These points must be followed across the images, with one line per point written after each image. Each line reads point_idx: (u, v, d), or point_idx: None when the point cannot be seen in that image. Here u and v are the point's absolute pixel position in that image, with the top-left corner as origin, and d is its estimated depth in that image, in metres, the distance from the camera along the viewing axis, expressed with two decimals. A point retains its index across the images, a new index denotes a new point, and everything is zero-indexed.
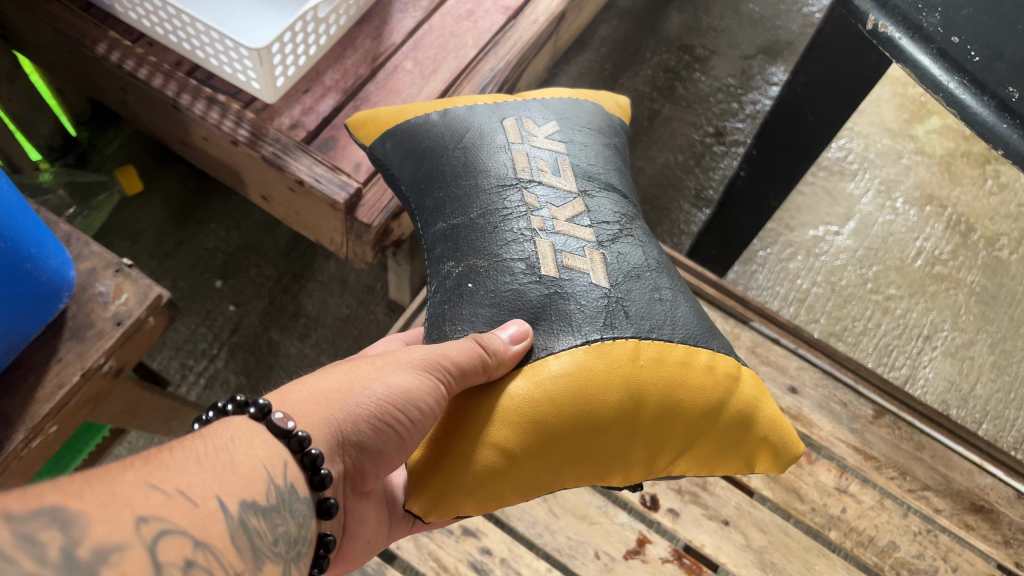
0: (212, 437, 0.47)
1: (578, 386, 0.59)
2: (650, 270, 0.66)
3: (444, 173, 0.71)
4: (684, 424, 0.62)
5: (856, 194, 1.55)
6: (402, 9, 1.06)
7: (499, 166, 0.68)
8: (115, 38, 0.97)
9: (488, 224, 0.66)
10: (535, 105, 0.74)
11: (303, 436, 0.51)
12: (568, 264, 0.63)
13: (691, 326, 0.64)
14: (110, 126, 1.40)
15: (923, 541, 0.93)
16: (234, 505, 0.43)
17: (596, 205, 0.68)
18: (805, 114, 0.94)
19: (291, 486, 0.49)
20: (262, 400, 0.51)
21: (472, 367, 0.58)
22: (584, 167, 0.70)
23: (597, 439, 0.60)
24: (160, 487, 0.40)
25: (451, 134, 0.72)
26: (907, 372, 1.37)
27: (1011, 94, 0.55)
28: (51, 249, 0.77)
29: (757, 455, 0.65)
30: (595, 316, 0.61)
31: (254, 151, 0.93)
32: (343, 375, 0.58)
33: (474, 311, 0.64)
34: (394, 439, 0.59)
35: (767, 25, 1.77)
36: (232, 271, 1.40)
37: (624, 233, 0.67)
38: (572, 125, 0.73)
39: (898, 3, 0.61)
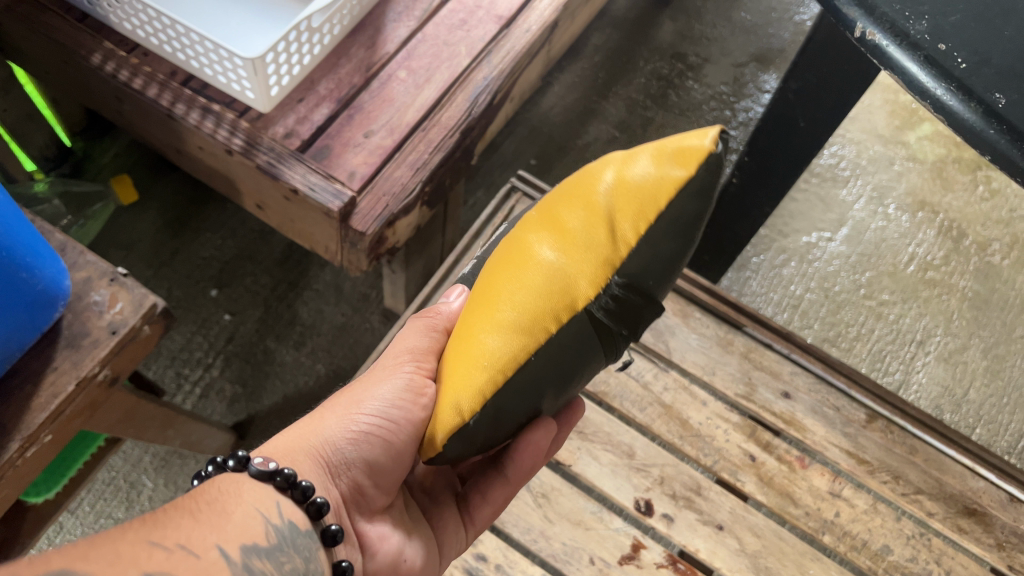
0: (202, 495, 0.51)
1: (495, 269, 0.65)
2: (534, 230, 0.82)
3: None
4: (589, 206, 0.63)
5: (848, 201, 1.55)
6: (396, 18, 1.06)
7: None
8: (109, 48, 0.98)
9: None
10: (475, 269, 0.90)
11: (285, 471, 0.55)
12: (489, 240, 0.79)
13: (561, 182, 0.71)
14: (105, 135, 1.40)
15: (916, 544, 0.94)
16: (235, 552, 0.47)
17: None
18: (797, 120, 0.95)
19: (291, 524, 0.53)
20: (238, 453, 0.56)
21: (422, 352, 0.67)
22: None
23: (532, 274, 0.61)
24: (160, 544, 0.44)
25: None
26: (900, 378, 1.38)
27: (999, 100, 0.57)
28: (47, 258, 0.77)
29: (677, 166, 0.62)
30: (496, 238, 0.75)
31: (248, 160, 0.94)
32: (322, 413, 0.65)
33: None
34: (377, 446, 0.63)
35: (758, 33, 1.78)
36: (228, 280, 1.40)
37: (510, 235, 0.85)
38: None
39: (886, 11, 0.61)
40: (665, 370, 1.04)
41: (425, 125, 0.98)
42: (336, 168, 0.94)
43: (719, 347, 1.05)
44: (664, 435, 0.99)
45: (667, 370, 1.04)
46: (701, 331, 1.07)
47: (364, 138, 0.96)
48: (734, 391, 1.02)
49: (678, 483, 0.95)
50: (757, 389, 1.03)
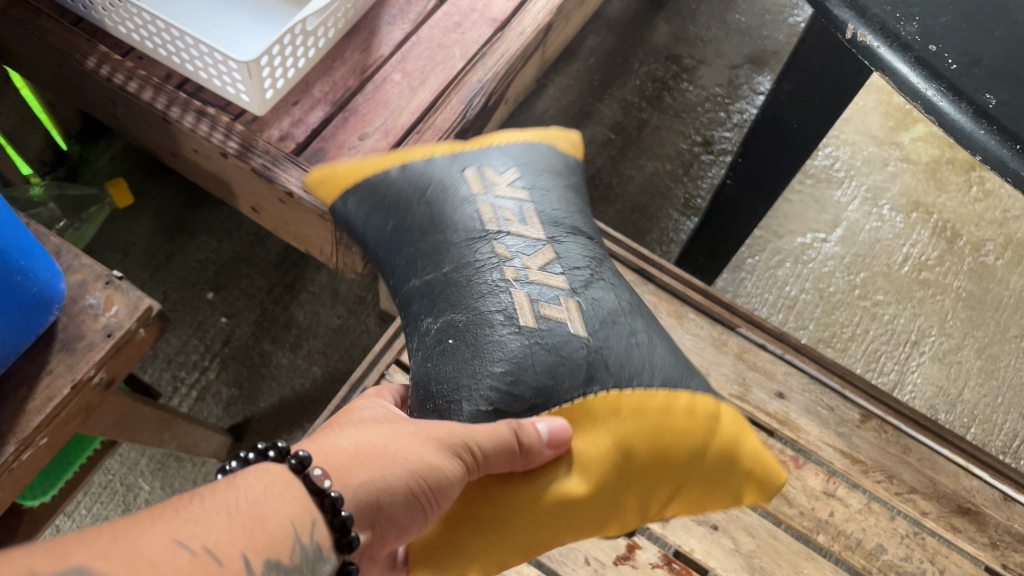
0: (240, 487, 0.44)
1: (596, 420, 0.65)
2: (640, 315, 0.71)
3: (406, 222, 0.73)
4: (700, 451, 0.68)
5: (843, 202, 1.56)
6: (391, 21, 1.07)
7: (465, 219, 0.71)
8: (104, 52, 0.98)
9: (463, 278, 0.68)
10: (494, 152, 0.77)
11: (335, 495, 0.46)
12: (557, 315, 0.66)
13: (668, 369, 0.68)
14: (101, 139, 1.41)
15: (910, 544, 0.94)
16: (258, 567, 0.41)
17: (578, 252, 0.72)
18: (790, 122, 0.95)
19: (318, 549, 0.45)
20: (303, 452, 0.47)
21: (503, 450, 0.59)
22: (552, 204, 0.74)
23: (617, 474, 0.67)
24: (186, 544, 0.38)
25: (420, 183, 0.75)
26: (895, 378, 1.39)
27: (989, 101, 0.57)
28: (41, 261, 0.78)
29: (764, 481, 0.71)
30: (575, 372, 0.65)
31: (243, 163, 0.94)
32: (379, 438, 0.54)
33: (459, 365, 0.65)
34: (417, 516, 0.54)
35: (753, 34, 1.78)
36: (224, 282, 1.40)
37: (597, 265, 0.72)
38: (531, 174, 0.76)
39: (876, 12, 0.62)
40: None
41: (420, 128, 0.98)
42: None
43: (713, 348, 1.06)
44: None
45: None
46: (696, 331, 1.07)
47: (359, 141, 0.97)
48: (728, 392, 1.03)
49: None
50: (751, 389, 1.03)
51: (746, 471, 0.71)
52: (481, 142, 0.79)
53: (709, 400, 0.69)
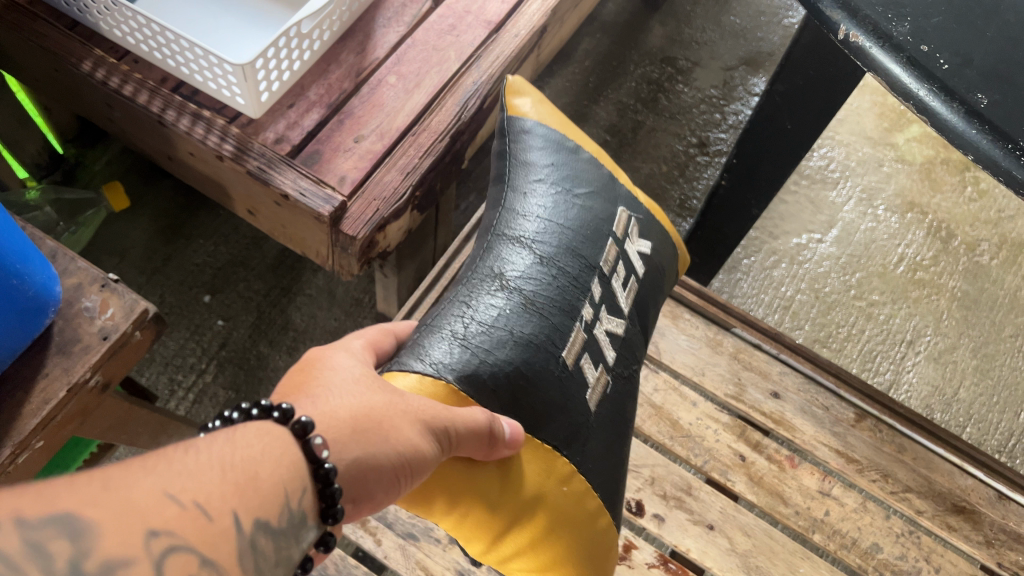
0: (240, 437, 0.42)
1: (552, 473, 0.69)
2: (624, 421, 0.80)
3: (553, 185, 0.79)
4: (584, 557, 0.73)
5: (838, 203, 1.56)
6: (386, 24, 1.07)
7: (599, 243, 0.78)
8: (100, 56, 0.98)
9: (561, 274, 0.74)
10: (641, 217, 0.86)
11: (332, 466, 0.45)
12: (586, 373, 0.73)
13: (607, 484, 0.76)
14: (98, 143, 1.41)
15: (905, 542, 0.95)
16: (249, 524, 0.39)
17: (631, 348, 0.81)
18: (784, 123, 0.96)
19: (302, 519, 0.43)
20: (306, 418, 0.45)
21: (477, 437, 0.60)
22: (644, 295, 0.83)
23: (529, 518, 0.69)
24: (176, 497, 0.37)
25: (587, 179, 0.82)
26: (891, 378, 1.39)
27: (981, 100, 0.58)
28: (37, 264, 0.78)
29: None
30: (567, 428, 0.71)
31: (239, 165, 0.94)
32: (372, 407, 0.52)
33: (510, 333, 0.69)
34: (389, 496, 0.52)
35: (747, 37, 1.79)
36: (221, 285, 1.40)
37: (632, 363, 0.81)
38: (654, 266, 0.85)
39: (868, 14, 0.62)
40: (655, 371, 1.04)
41: (415, 130, 0.99)
42: (326, 173, 0.94)
43: (708, 348, 1.06)
44: (654, 436, 1.00)
45: (657, 371, 1.04)
46: (691, 332, 1.07)
47: (354, 143, 0.97)
48: (724, 392, 1.03)
49: (669, 483, 0.96)
50: (747, 389, 1.03)
51: None
52: (637, 199, 0.88)
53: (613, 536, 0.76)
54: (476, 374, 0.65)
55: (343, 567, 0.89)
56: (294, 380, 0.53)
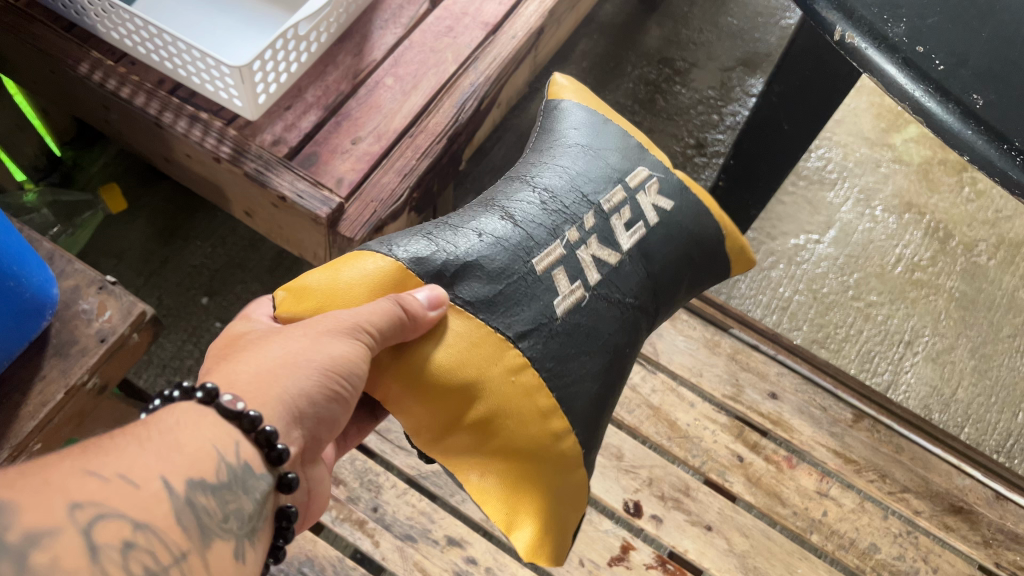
0: (158, 422, 0.50)
1: (498, 360, 0.65)
2: (609, 356, 0.71)
3: (570, 141, 0.79)
4: (524, 457, 0.66)
5: (835, 203, 1.56)
6: (383, 26, 1.07)
7: (598, 182, 0.75)
8: (97, 58, 0.98)
9: (541, 195, 0.73)
10: (675, 182, 0.79)
11: (252, 416, 0.52)
12: (556, 284, 0.69)
13: (578, 407, 0.69)
14: (95, 145, 1.41)
15: (903, 543, 0.95)
16: (180, 485, 0.47)
17: (630, 285, 0.73)
18: (781, 123, 0.96)
19: (247, 465, 0.51)
20: (208, 385, 0.52)
21: (395, 328, 0.61)
22: (659, 248, 0.75)
23: (471, 402, 0.65)
24: (97, 472, 0.44)
25: (612, 139, 0.80)
26: (889, 378, 1.39)
27: (976, 101, 0.59)
28: (34, 267, 0.78)
29: (542, 543, 0.68)
30: (523, 325, 0.66)
31: (236, 167, 0.94)
32: (279, 354, 0.57)
33: (475, 238, 0.69)
34: (335, 407, 0.59)
35: (744, 38, 1.79)
36: (219, 287, 1.38)
37: (631, 304, 0.73)
38: (679, 227, 0.77)
39: (864, 15, 0.63)
40: (653, 372, 1.04)
41: (412, 132, 0.98)
42: (323, 175, 0.94)
43: (706, 349, 1.06)
44: (652, 437, 1.00)
45: (654, 372, 1.04)
46: (688, 333, 1.07)
47: (352, 145, 0.97)
48: (721, 393, 1.03)
49: (667, 483, 0.96)
50: (744, 390, 1.03)
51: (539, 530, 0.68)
52: (681, 174, 0.81)
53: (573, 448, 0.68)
54: (428, 264, 0.67)
55: (341, 568, 0.89)
56: (215, 357, 0.60)
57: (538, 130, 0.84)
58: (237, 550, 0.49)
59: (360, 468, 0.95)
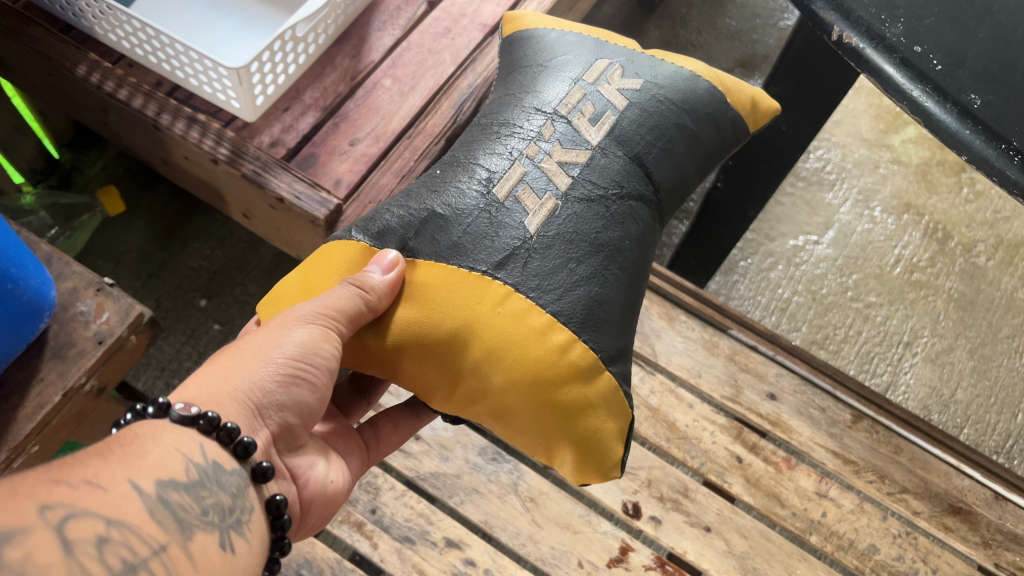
0: (119, 437, 0.50)
1: (482, 298, 0.64)
2: (609, 254, 0.68)
3: (528, 66, 0.79)
4: (546, 382, 0.63)
5: (834, 204, 1.56)
6: (380, 27, 1.07)
7: (553, 92, 0.74)
8: (95, 60, 0.98)
9: (499, 129, 0.73)
10: (644, 62, 0.79)
11: (210, 415, 0.52)
12: (522, 205, 0.67)
13: (581, 308, 0.65)
14: (92, 148, 1.41)
15: (902, 543, 0.94)
16: (149, 486, 0.47)
17: (611, 176, 0.71)
18: (778, 124, 0.95)
19: (216, 465, 0.52)
20: (157, 399, 0.53)
21: (355, 314, 0.62)
22: (636, 128, 0.73)
23: (462, 349, 0.64)
24: (65, 480, 0.43)
25: (568, 45, 0.80)
26: (887, 379, 1.39)
27: (974, 101, 0.59)
28: (32, 269, 0.78)
29: (590, 457, 0.67)
30: (497, 251, 0.65)
31: (234, 169, 0.94)
32: (234, 358, 0.59)
33: (437, 191, 0.69)
34: (302, 393, 0.61)
35: (742, 39, 1.79)
36: (217, 289, 1.38)
37: (617, 195, 0.70)
38: (656, 100, 0.75)
39: (861, 15, 0.63)
40: (651, 373, 1.04)
41: (410, 133, 0.98)
42: (321, 176, 0.94)
43: (705, 349, 1.06)
44: (651, 438, 0.99)
45: (653, 373, 1.04)
46: (687, 334, 1.07)
47: (349, 146, 0.97)
48: (720, 394, 1.03)
49: (666, 485, 0.95)
50: (743, 391, 1.03)
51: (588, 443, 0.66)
52: (658, 58, 0.81)
53: (596, 370, 0.65)
54: (390, 235, 0.67)
55: (339, 569, 0.89)
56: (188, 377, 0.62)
57: (504, 64, 0.85)
58: (220, 540, 0.49)
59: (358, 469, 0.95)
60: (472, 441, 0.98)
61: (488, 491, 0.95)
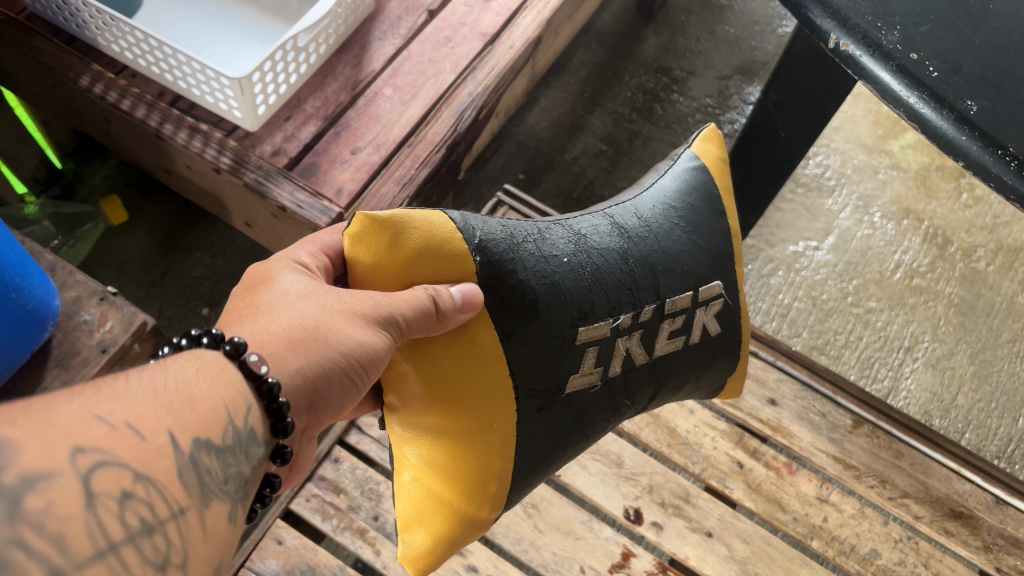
0: (174, 369, 0.48)
1: (498, 404, 0.63)
2: (579, 441, 0.69)
3: (688, 220, 0.73)
4: (465, 492, 0.65)
5: (834, 210, 1.57)
6: (381, 37, 1.08)
7: (679, 282, 0.70)
8: (98, 71, 0.99)
9: (630, 270, 0.67)
10: (734, 311, 0.76)
11: (272, 381, 0.51)
12: (581, 358, 0.65)
13: (530, 475, 0.67)
14: (94, 158, 1.42)
15: (903, 548, 0.94)
16: (185, 443, 0.45)
17: (635, 390, 0.70)
18: (778, 131, 0.96)
19: (251, 433, 0.50)
20: (238, 339, 0.51)
21: (423, 328, 0.58)
22: (678, 366, 0.72)
23: (452, 424, 0.63)
24: (105, 418, 0.42)
25: (718, 234, 0.74)
26: (889, 385, 1.39)
27: (971, 107, 0.60)
28: (35, 278, 0.79)
29: (423, 561, 0.67)
30: (529, 391, 0.64)
31: (236, 178, 0.95)
32: (311, 319, 0.56)
33: (546, 275, 0.63)
34: (349, 391, 0.58)
35: (742, 45, 1.77)
36: (219, 298, 1.38)
37: (625, 404, 0.71)
38: (703, 354, 0.74)
39: (857, 23, 0.64)
40: None
41: (411, 141, 0.99)
42: (323, 185, 0.95)
43: None
44: (652, 444, 1.00)
45: None
46: None
47: (351, 155, 0.97)
48: (721, 399, 1.04)
49: (667, 491, 0.96)
50: (744, 396, 1.04)
51: (434, 549, 0.67)
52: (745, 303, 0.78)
53: (502, 496, 0.67)
54: (493, 286, 0.61)
55: None
56: (248, 292, 0.58)
57: (665, 173, 0.78)
58: (230, 512, 0.48)
59: (360, 477, 0.95)
60: None
61: None
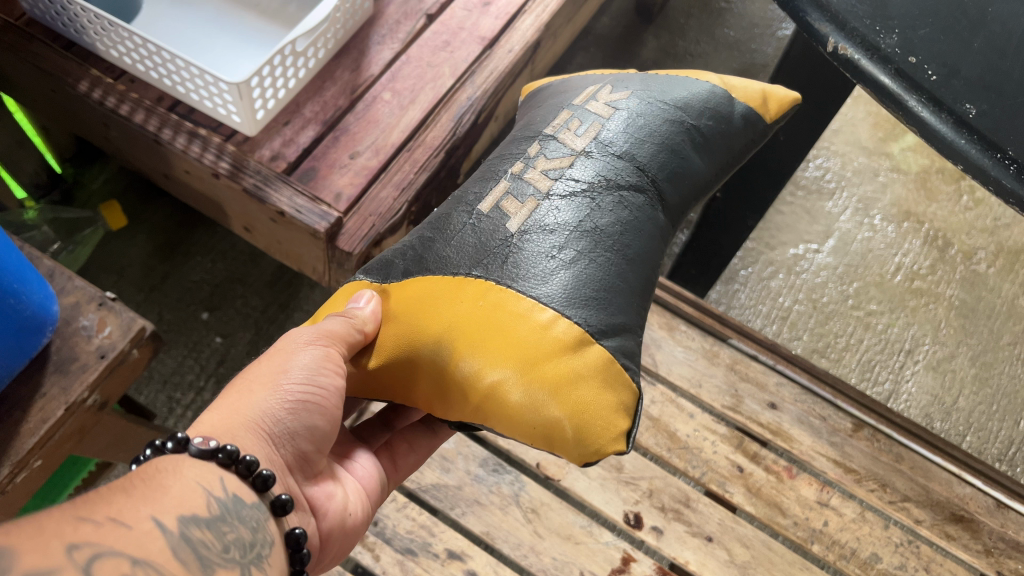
0: (142, 474, 0.51)
1: (462, 294, 0.64)
2: (594, 239, 0.65)
3: (530, 112, 0.81)
4: (529, 362, 0.61)
5: (834, 213, 1.56)
6: (380, 41, 1.08)
7: (545, 120, 0.75)
8: (96, 76, 0.99)
9: (496, 163, 0.74)
10: (636, 80, 0.78)
11: (229, 448, 0.55)
12: (504, 211, 0.67)
13: (565, 285, 0.63)
14: (94, 163, 1.42)
15: (905, 552, 0.94)
16: (171, 522, 0.48)
17: (604, 171, 0.69)
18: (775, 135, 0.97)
19: (235, 499, 0.54)
20: (177, 434, 0.55)
21: (347, 335, 0.65)
22: (621, 129, 0.71)
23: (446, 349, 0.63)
24: (89, 517, 0.45)
25: (566, 85, 0.81)
26: (890, 388, 1.39)
27: (969, 110, 0.60)
28: (34, 284, 0.78)
29: (586, 437, 0.60)
30: (474, 257, 0.65)
31: (235, 183, 0.95)
32: (240, 390, 0.63)
33: (425, 229, 0.71)
34: (310, 416, 0.64)
35: (741, 49, 1.78)
36: (219, 302, 1.38)
37: (612, 187, 0.68)
38: (643, 104, 0.74)
39: (855, 27, 0.64)
40: (651, 384, 1.04)
41: (410, 146, 0.99)
42: (322, 190, 0.95)
43: (705, 359, 1.06)
44: (651, 448, 1.00)
45: (653, 383, 1.04)
46: (687, 344, 1.07)
47: (349, 159, 0.97)
48: (722, 403, 1.03)
49: (667, 495, 0.96)
50: (743, 400, 1.03)
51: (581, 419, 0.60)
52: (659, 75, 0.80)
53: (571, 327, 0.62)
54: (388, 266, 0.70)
55: None
56: None
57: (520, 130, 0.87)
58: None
59: None
60: (473, 453, 0.98)
61: (489, 503, 0.95)
